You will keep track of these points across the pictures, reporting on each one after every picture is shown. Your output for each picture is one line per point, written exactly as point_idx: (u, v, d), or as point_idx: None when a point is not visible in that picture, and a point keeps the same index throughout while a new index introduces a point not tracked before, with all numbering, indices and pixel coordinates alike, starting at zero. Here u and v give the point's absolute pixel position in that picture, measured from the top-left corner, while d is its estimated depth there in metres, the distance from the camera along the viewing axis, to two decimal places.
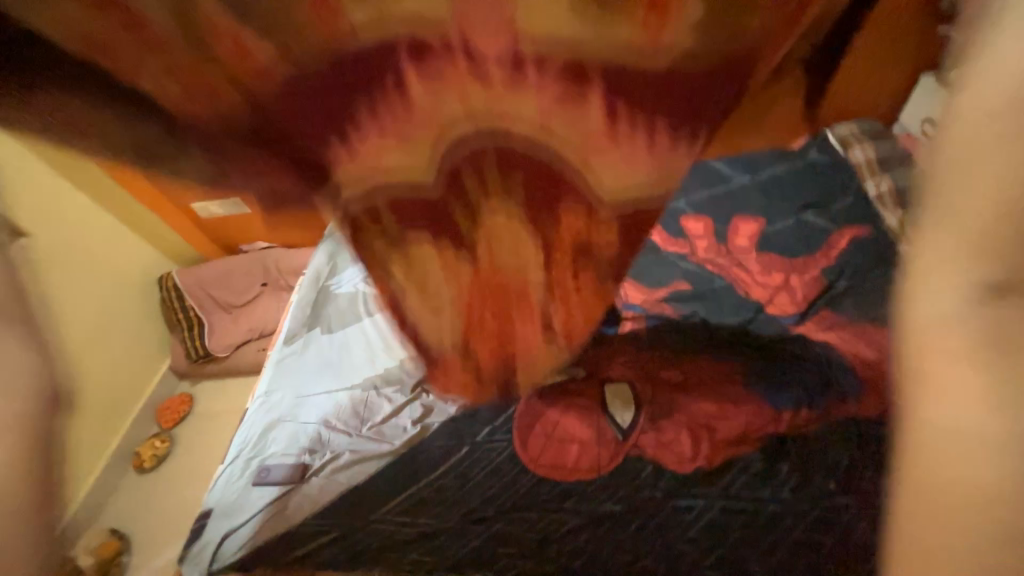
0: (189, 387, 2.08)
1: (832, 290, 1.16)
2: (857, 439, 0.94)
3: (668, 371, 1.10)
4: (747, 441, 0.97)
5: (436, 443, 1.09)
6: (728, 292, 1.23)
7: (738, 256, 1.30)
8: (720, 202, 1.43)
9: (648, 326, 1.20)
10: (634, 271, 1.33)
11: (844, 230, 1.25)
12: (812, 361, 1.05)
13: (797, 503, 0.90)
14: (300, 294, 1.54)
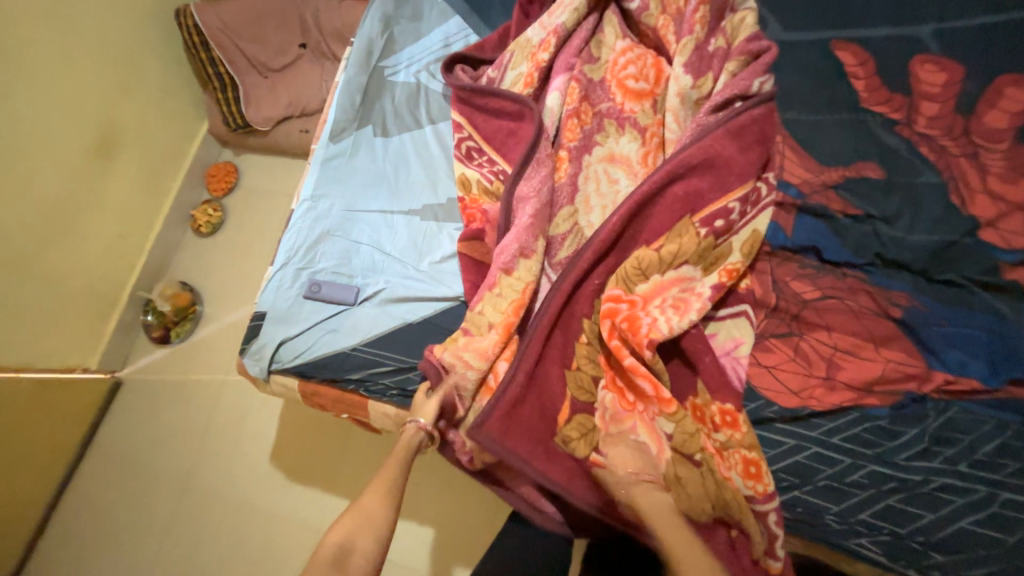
0: (232, 156, 1.93)
1: None
2: (1018, 424, 0.75)
3: (801, 284, 0.88)
4: (873, 391, 0.80)
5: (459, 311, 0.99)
6: (936, 196, 0.86)
7: (980, 143, 0.86)
8: (993, 44, 0.89)
9: (797, 221, 0.90)
10: (803, 132, 0.93)
11: None
12: (1010, 324, 0.78)
13: (904, 471, 0.75)
14: (347, 72, 1.19)
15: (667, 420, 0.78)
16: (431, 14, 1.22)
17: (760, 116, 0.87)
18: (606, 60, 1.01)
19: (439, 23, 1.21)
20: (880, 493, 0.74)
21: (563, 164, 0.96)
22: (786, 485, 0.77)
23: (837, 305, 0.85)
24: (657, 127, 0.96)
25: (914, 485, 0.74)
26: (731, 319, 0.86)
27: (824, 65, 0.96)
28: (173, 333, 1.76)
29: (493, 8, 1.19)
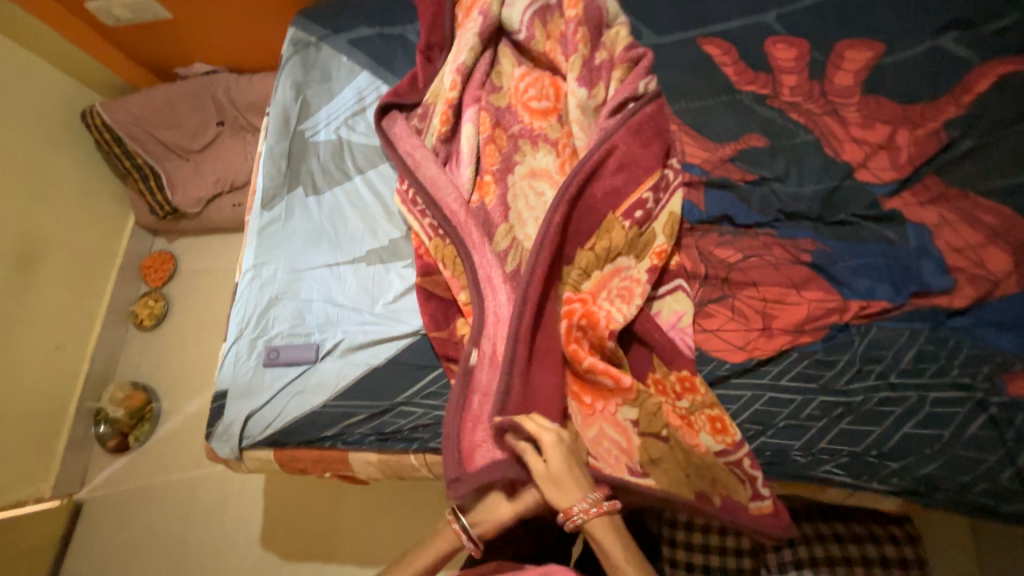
0: (166, 243, 1.89)
1: (949, 151, 0.91)
2: (928, 330, 0.84)
3: (723, 250, 0.96)
4: (805, 330, 0.88)
5: (422, 347, 1.01)
6: (813, 150, 0.98)
7: (836, 100, 0.99)
8: (827, 17, 1.04)
9: (707, 195, 1.00)
10: (692, 118, 1.05)
11: (989, 66, 0.93)
12: (899, 247, 0.89)
13: (848, 394, 0.83)
14: (268, 141, 1.22)
15: (630, 406, 0.83)
16: (339, 71, 1.26)
17: (651, 112, 0.98)
18: (509, 86, 1.10)
19: (349, 79, 1.26)
20: (833, 420, 0.81)
21: (488, 188, 1.03)
22: (752, 433, 0.83)
23: (758, 262, 0.94)
24: (566, 138, 1.04)
25: (859, 404, 0.82)
26: (670, 294, 0.93)
27: (696, 57, 1.09)
28: (133, 437, 1.67)
29: (396, 57, 1.25)
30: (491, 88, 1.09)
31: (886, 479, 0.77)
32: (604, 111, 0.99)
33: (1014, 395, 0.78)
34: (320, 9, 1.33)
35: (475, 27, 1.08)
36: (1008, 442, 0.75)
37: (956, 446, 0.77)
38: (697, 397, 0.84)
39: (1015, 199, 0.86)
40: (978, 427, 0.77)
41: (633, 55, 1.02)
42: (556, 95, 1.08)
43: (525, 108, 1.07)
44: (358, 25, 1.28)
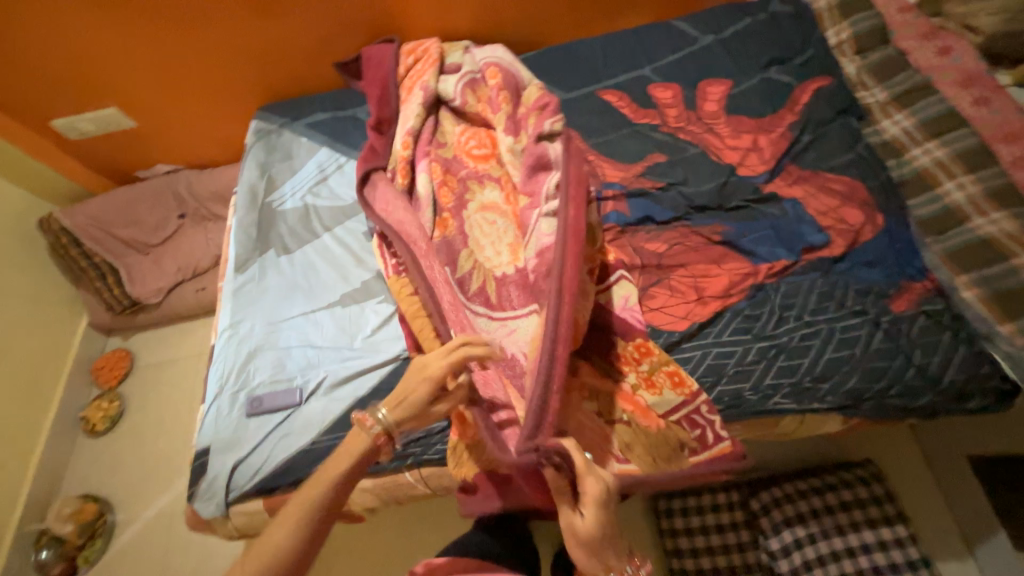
0: (122, 342, 1.84)
1: (797, 145, 1.19)
2: (821, 276, 1.03)
3: (652, 243, 1.14)
4: (731, 294, 1.04)
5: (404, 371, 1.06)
6: (702, 159, 1.23)
7: (708, 122, 1.28)
8: (687, 66, 1.36)
9: (629, 204, 1.20)
10: (605, 148, 1.29)
11: (806, 85, 1.25)
12: (784, 219, 1.11)
13: (775, 336, 0.98)
14: (238, 214, 1.33)
15: (590, 400, 0.95)
16: (300, 150, 1.43)
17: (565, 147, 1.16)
18: (452, 142, 1.31)
19: (310, 155, 1.42)
20: (769, 360, 0.95)
21: (447, 222, 1.18)
22: (709, 385, 0.95)
23: (681, 248, 1.12)
24: (506, 175, 1.24)
25: (786, 343, 0.96)
26: (617, 280, 1.08)
27: (598, 105, 1.36)
28: (82, 560, 1.47)
29: (351, 134, 1.45)
30: (435, 144, 1.30)
31: (822, 399, 0.91)
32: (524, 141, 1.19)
33: (896, 311, 0.95)
34: (279, 104, 1.53)
35: (418, 99, 1.30)
36: (903, 348, 0.91)
37: (867, 360, 0.92)
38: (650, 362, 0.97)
39: (852, 170, 1.12)
40: (878, 341, 0.93)
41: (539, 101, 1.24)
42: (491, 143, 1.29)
43: (469, 156, 1.27)
44: (314, 112, 1.48)
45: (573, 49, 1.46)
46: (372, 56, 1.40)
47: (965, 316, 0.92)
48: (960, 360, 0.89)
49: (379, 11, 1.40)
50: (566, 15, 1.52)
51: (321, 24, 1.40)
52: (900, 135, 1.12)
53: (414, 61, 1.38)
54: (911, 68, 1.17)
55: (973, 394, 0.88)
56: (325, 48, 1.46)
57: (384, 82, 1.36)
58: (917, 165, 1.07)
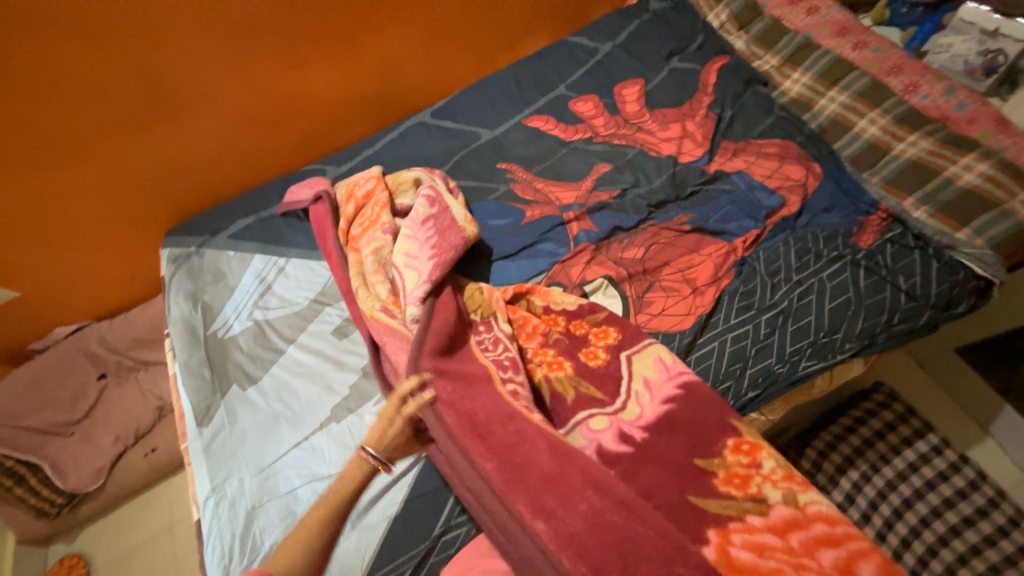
0: (66, 546, 1.50)
1: (722, 122, 1.26)
2: (791, 234, 1.08)
3: (630, 251, 1.14)
4: (721, 277, 1.06)
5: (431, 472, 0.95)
6: (643, 157, 1.26)
7: (636, 122, 1.32)
8: (598, 76, 1.41)
9: (593, 219, 1.20)
10: (551, 173, 1.29)
11: (709, 67, 1.34)
12: (737, 191, 1.16)
13: (777, 303, 1.00)
14: (179, 359, 1.15)
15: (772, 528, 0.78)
16: (230, 265, 1.28)
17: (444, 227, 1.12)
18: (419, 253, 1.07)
19: (244, 268, 1.28)
20: (781, 329, 0.97)
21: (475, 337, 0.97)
22: (740, 370, 0.95)
23: (658, 247, 1.13)
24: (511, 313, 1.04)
25: (789, 307, 0.99)
26: (632, 371, 0.95)
27: (527, 134, 1.36)
28: None
29: (282, 232, 1.32)
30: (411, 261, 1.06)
31: (842, 348, 0.94)
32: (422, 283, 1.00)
33: (866, 247, 1.02)
34: (188, 223, 1.36)
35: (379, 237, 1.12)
36: (888, 278, 0.97)
37: (864, 299, 0.97)
38: (736, 492, 0.82)
39: (778, 131, 1.21)
40: (865, 279, 0.98)
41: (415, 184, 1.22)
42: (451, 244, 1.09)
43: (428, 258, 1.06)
44: (233, 221, 1.34)
45: (485, 85, 1.45)
46: (318, 217, 1.20)
47: (925, 233, 1.00)
48: (938, 273, 0.96)
49: (282, 97, 1.30)
50: (468, 56, 1.52)
51: (222, 125, 1.28)
52: (804, 90, 1.23)
53: (359, 206, 1.19)
54: (790, 31, 1.29)
55: (959, 299, 0.95)
56: (227, 150, 1.32)
57: (332, 245, 1.14)
58: (828, 112, 1.18)
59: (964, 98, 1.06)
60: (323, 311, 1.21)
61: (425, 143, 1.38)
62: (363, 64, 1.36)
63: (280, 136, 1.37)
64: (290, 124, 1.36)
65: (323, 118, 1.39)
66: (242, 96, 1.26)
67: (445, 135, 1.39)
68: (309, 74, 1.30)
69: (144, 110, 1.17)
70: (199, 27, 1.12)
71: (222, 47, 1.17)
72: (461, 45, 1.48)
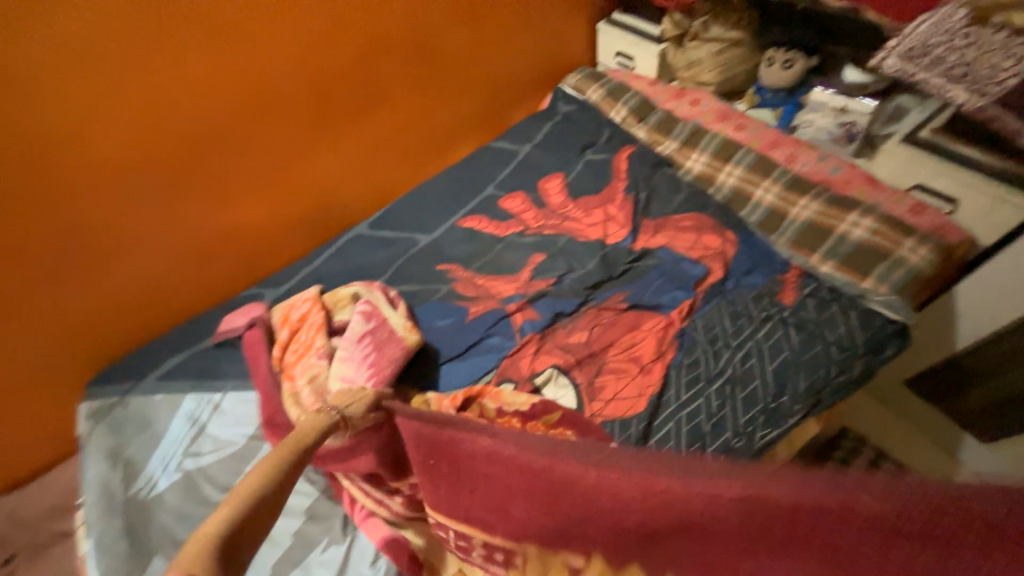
0: None
1: (639, 203, 1.36)
2: (721, 300, 1.13)
3: (574, 336, 1.14)
4: (664, 352, 1.07)
5: None
6: (574, 243, 1.32)
7: (563, 211, 1.40)
8: (521, 174, 1.52)
9: (535, 308, 1.21)
10: (489, 268, 1.32)
11: (619, 156, 1.48)
12: (665, 266, 1.22)
13: (722, 371, 1.02)
14: (93, 534, 1.00)
15: None
16: (158, 410, 1.18)
17: (383, 340, 1.12)
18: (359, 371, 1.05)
19: (174, 411, 1.18)
20: (730, 398, 0.97)
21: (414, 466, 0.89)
22: (699, 450, 0.93)
23: (600, 329, 1.14)
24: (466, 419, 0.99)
25: (734, 374, 1.01)
26: None
27: (463, 233, 1.41)
28: None
29: (217, 364, 1.25)
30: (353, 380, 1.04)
31: (791, 410, 0.95)
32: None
33: (790, 304, 1.08)
34: (110, 369, 1.26)
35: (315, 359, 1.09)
36: (816, 333, 1.02)
37: (799, 356, 1.00)
38: None
39: (690, 206, 1.31)
40: (796, 336, 1.02)
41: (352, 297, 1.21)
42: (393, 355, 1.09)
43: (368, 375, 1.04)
44: (162, 359, 1.26)
45: (418, 193, 1.53)
46: (251, 345, 1.16)
47: (837, 285, 1.08)
48: (858, 323, 1.02)
49: (220, 222, 1.30)
50: (399, 169, 1.61)
51: (156, 259, 1.24)
52: (704, 168, 1.36)
53: (294, 329, 1.16)
54: (681, 120, 1.47)
55: (882, 344, 1.00)
56: (156, 286, 1.27)
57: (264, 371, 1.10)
58: (729, 184, 1.31)
59: (835, 164, 1.23)
60: (263, 447, 1.12)
61: (364, 255, 1.40)
62: (296, 188, 1.40)
63: (221, 259, 1.35)
64: (223, 252, 1.34)
65: (257, 242, 1.40)
66: (179, 228, 1.24)
67: (383, 244, 1.43)
68: (246, 197, 1.32)
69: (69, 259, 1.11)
70: (128, 172, 1.11)
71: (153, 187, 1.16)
72: (392, 160, 1.58)
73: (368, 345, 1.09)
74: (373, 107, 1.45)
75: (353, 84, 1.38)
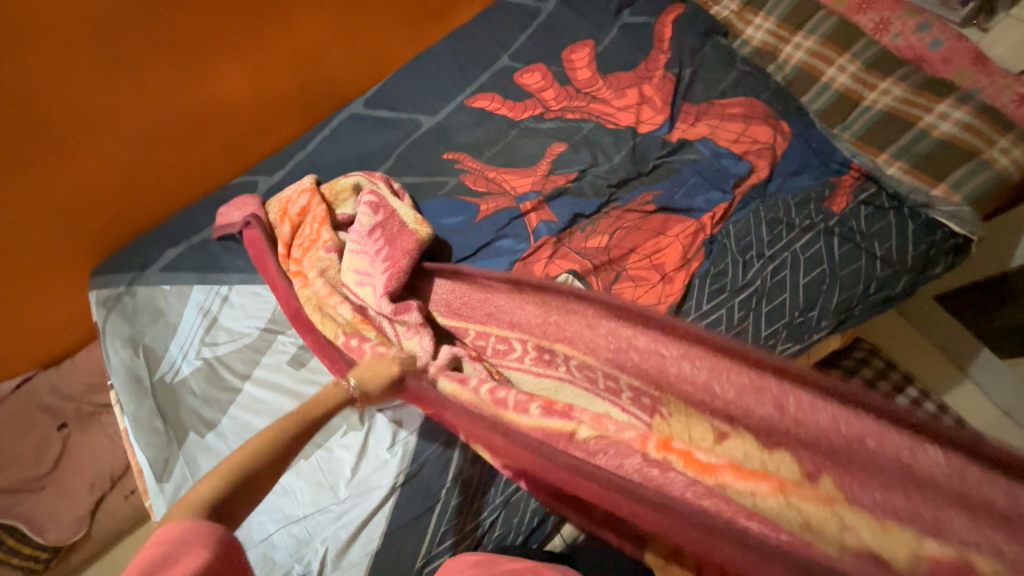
0: None
1: (682, 82, 1.14)
2: (761, 204, 1.01)
3: (593, 239, 1.06)
4: (690, 259, 0.99)
5: (411, 501, 0.91)
6: (600, 131, 1.15)
7: (590, 91, 1.19)
8: (542, 40, 1.26)
9: (553, 207, 1.10)
10: (503, 159, 1.18)
11: (663, 19, 1.21)
12: (702, 161, 1.07)
13: (751, 283, 0.95)
14: (127, 413, 1.07)
15: None
16: (167, 300, 1.17)
17: (395, 234, 1.02)
18: (373, 267, 0.98)
19: (183, 303, 1.17)
20: (756, 311, 0.92)
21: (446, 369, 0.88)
22: None
23: (623, 232, 1.05)
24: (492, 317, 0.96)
25: (764, 286, 0.94)
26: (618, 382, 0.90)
27: (472, 116, 1.23)
28: None
29: (219, 257, 1.20)
30: (367, 276, 0.98)
31: (818, 325, 0.91)
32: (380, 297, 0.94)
33: (840, 212, 0.96)
34: (108, 260, 1.21)
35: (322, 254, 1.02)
36: (863, 244, 0.92)
37: (839, 269, 0.92)
38: None
39: (742, 88, 1.10)
40: (840, 248, 0.93)
41: (354, 190, 1.11)
42: (406, 251, 1.00)
43: (382, 271, 0.98)
44: (161, 250, 1.21)
45: (420, 64, 1.30)
46: (251, 244, 1.09)
47: (900, 192, 0.94)
48: (913, 235, 0.91)
49: (212, 94, 1.14)
50: (396, 32, 1.35)
51: (153, 140, 1.12)
52: (767, 38, 1.12)
53: (295, 225, 1.08)
54: None
55: (935, 260, 0.91)
56: (137, 174, 1.14)
57: (272, 269, 1.04)
58: (794, 61, 1.08)
59: (938, 35, 0.98)
60: (278, 340, 1.13)
61: (362, 139, 1.25)
62: (275, 54, 1.18)
63: (222, 139, 1.22)
64: (205, 134, 1.18)
65: (242, 122, 1.23)
66: (168, 102, 1.09)
67: (383, 126, 1.26)
68: (233, 63, 1.13)
69: (61, 144, 1.01)
70: (91, 24, 0.94)
71: (125, 50, 0.99)
72: (386, 19, 1.31)
73: (380, 242, 1.01)
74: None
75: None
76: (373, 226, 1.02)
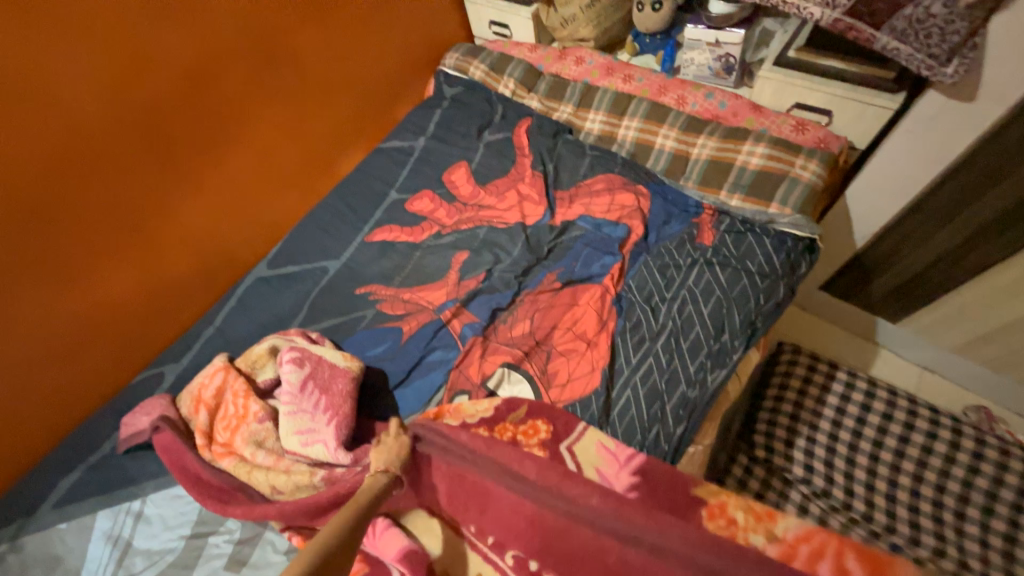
0: None
1: (549, 175, 1.31)
2: (647, 256, 1.13)
3: (516, 328, 1.10)
4: (606, 321, 1.05)
5: None
6: (494, 232, 1.26)
7: (476, 202, 1.33)
8: (422, 171, 1.41)
9: (472, 309, 1.15)
10: (414, 280, 1.23)
11: (518, 132, 1.42)
12: (587, 234, 1.19)
13: (664, 326, 1.02)
14: None
15: None
16: (63, 542, 0.99)
17: (326, 382, 1.00)
18: (314, 424, 0.95)
19: (83, 539, 0.99)
20: (677, 350, 0.98)
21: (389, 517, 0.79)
22: (660, 408, 0.93)
23: (540, 314, 1.10)
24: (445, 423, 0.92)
25: (675, 325, 1.01)
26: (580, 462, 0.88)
27: (376, 249, 1.30)
28: None
29: (125, 468, 1.07)
30: (313, 434, 0.94)
31: (732, 346, 0.98)
32: (335, 451, 0.91)
33: (710, 245, 1.10)
34: None
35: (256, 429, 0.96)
36: (738, 266, 1.05)
37: (730, 292, 1.02)
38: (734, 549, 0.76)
39: (599, 169, 1.29)
40: (722, 274, 1.05)
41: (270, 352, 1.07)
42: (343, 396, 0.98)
43: (325, 424, 0.94)
44: (57, 482, 1.06)
45: (315, 217, 1.38)
46: (162, 448, 0.99)
47: (747, 216, 1.11)
48: (773, 247, 1.05)
49: (94, 304, 1.10)
50: (287, 194, 1.44)
51: (40, 370, 1.05)
52: (603, 127, 1.35)
53: (212, 408, 1.01)
54: (570, 82, 1.43)
55: (796, 263, 1.05)
56: (19, 408, 1.05)
57: (194, 465, 0.95)
58: (630, 139, 1.30)
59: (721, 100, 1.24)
60: (204, 545, 0.96)
61: (271, 299, 1.25)
62: (165, 248, 1.19)
63: (119, 341, 1.17)
64: (97, 343, 1.13)
65: (136, 318, 1.18)
66: (42, 326, 1.03)
67: (290, 281, 1.28)
68: (113, 267, 1.11)
69: None
70: None
71: None
72: (274, 187, 1.39)
73: (314, 396, 0.97)
74: (231, 125, 1.23)
75: (195, 104, 1.14)
76: (303, 381, 0.98)
